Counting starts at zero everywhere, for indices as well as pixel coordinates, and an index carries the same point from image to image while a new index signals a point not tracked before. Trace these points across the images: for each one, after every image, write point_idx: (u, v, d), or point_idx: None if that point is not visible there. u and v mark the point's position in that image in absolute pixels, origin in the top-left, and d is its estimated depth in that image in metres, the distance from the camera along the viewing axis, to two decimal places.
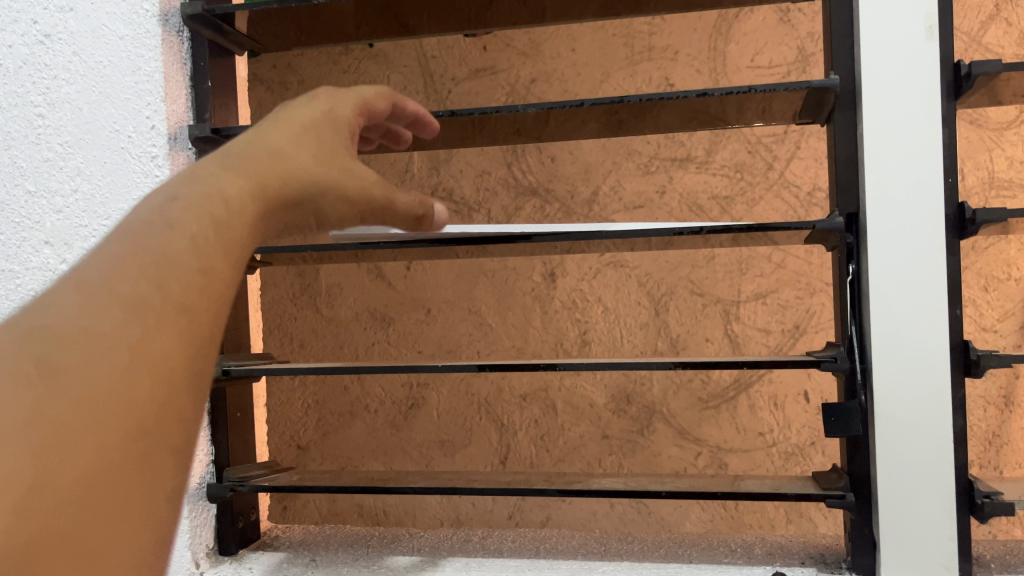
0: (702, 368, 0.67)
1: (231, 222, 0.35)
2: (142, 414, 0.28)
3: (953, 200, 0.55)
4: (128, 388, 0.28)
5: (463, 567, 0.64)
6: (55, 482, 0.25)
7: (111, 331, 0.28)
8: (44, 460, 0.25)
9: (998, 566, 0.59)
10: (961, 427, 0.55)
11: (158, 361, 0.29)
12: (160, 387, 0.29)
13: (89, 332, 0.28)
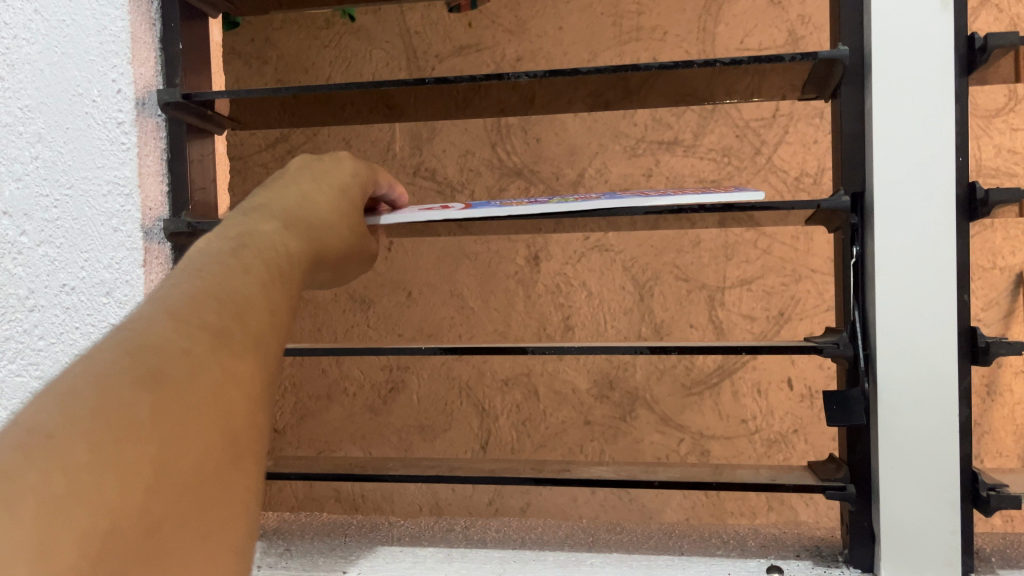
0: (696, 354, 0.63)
1: (254, 284, 0.35)
2: (205, 457, 0.28)
3: (964, 180, 0.53)
4: (190, 434, 0.28)
5: (445, 558, 0.61)
6: (136, 513, 0.25)
7: (170, 379, 0.28)
8: (163, 448, 0.26)
9: (999, 561, 0.57)
10: (966, 416, 0.53)
11: (218, 407, 0.29)
12: (222, 434, 0.29)
13: (152, 381, 0.27)
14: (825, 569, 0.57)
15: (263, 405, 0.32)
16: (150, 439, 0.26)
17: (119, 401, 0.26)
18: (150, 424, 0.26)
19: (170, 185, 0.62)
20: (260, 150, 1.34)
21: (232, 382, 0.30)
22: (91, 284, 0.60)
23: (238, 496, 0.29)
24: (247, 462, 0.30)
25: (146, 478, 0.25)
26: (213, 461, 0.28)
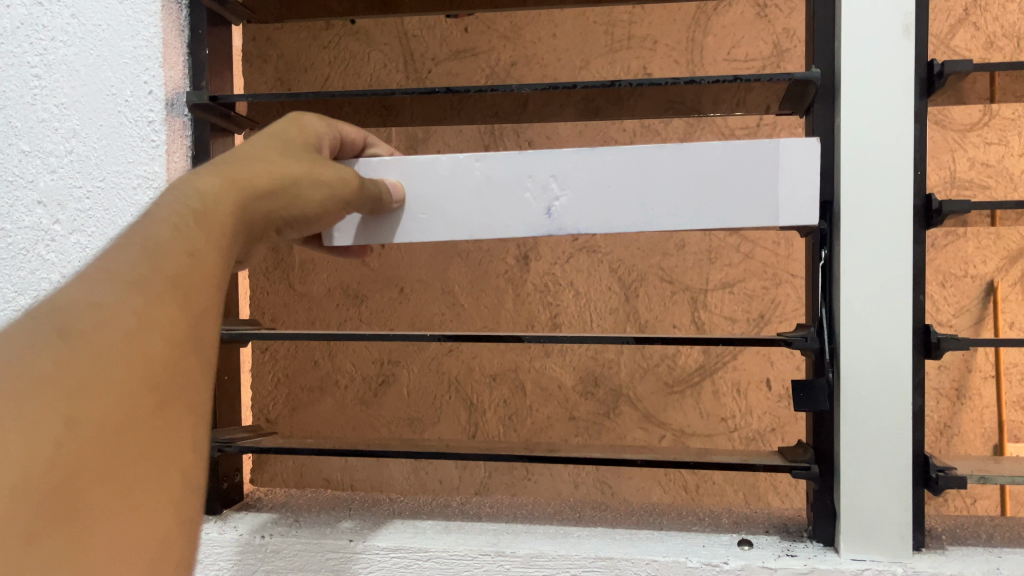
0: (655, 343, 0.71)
1: (178, 244, 0.40)
2: (118, 411, 0.33)
3: (922, 192, 0.59)
4: (96, 394, 0.32)
5: (443, 528, 0.67)
6: (44, 467, 0.30)
7: (76, 347, 0.33)
8: (74, 402, 0.32)
9: (949, 538, 0.63)
10: (921, 407, 0.59)
11: (128, 359, 0.34)
12: (139, 385, 0.34)
13: (59, 346, 0.33)
14: (791, 543, 0.63)
15: (183, 349, 0.37)
16: (54, 409, 0.31)
17: (26, 375, 0.31)
18: (51, 399, 0.31)
19: None
20: None
21: (144, 340, 0.35)
22: None
23: (161, 441, 0.34)
24: (171, 408, 0.35)
25: (52, 437, 0.31)
26: (129, 414, 0.33)
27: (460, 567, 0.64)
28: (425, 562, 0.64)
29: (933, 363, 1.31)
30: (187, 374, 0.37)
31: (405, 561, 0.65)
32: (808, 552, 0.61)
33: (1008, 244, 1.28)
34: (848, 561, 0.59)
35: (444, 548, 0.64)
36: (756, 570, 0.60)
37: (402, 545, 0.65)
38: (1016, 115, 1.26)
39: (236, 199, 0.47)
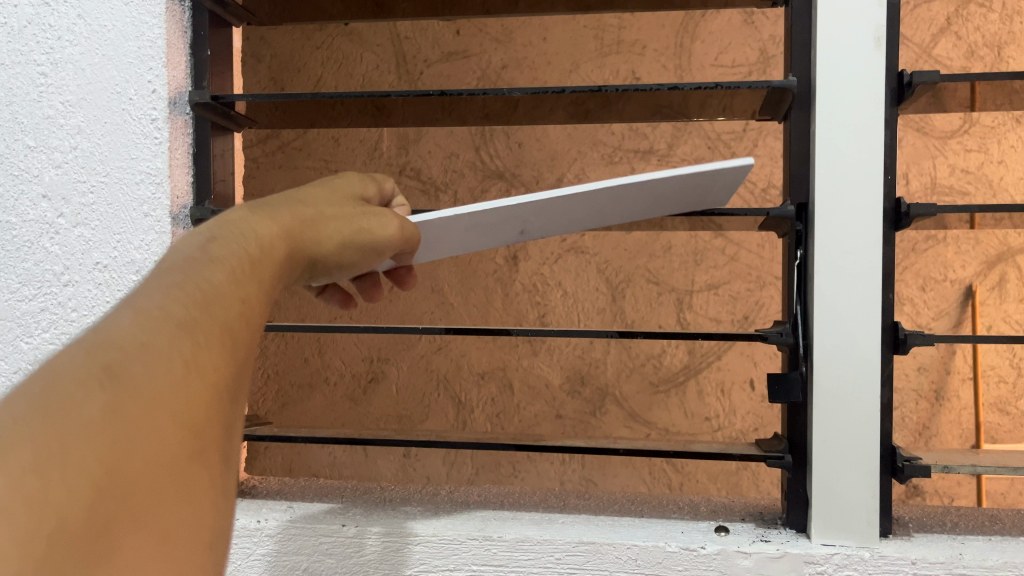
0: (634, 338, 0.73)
1: (258, 272, 0.39)
2: (163, 457, 0.27)
3: (891, 196, 0.64)
4: (151, 435, 0.27)
5: (431, 514, 0.71)
6: (79, 520, 0.24)
7: (117, 388, 0.27)
8: (111, 448, 0.26)
9: (915, 526, 0.67)
10: (887, 400, 0.64)
11: (178, 396, 0.29)
12: (183, 432, 0.28)
13: (103, 382, 0.27)
14: (766, 529, 0.67)
15: (216, 393, 0.31)
16: (183, 413, 0.29)
17: (85, 396, 0.26)
18: (173, 392, 0.29)
19: (195, 176, 0.71)
20: (251, 145, 1.41)
21: (191, 380, 0.30)
22: (122, 263, 0.70)
23: (178, 494, 0.28)
24: (193, 460, 0.29)
25: (95, 481, 0.25)
26: (163, 466, 0.27)
27: (448, 552, 0.67)
28: (414, 546, 0.68)
29: (912, 365, 1.34)
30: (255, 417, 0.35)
31: (397, 544, 0.68)
32: (781, 538, 0.65)
33: (986, 250, 1.32)
34: (818, 546, 0.64)
35: (432, 532, 0.67)
36: (730, 555, 0.64)
37: (394, 529, 0.68)
38: (994, 124, 1.30)
39: (285, 227, 0.44)
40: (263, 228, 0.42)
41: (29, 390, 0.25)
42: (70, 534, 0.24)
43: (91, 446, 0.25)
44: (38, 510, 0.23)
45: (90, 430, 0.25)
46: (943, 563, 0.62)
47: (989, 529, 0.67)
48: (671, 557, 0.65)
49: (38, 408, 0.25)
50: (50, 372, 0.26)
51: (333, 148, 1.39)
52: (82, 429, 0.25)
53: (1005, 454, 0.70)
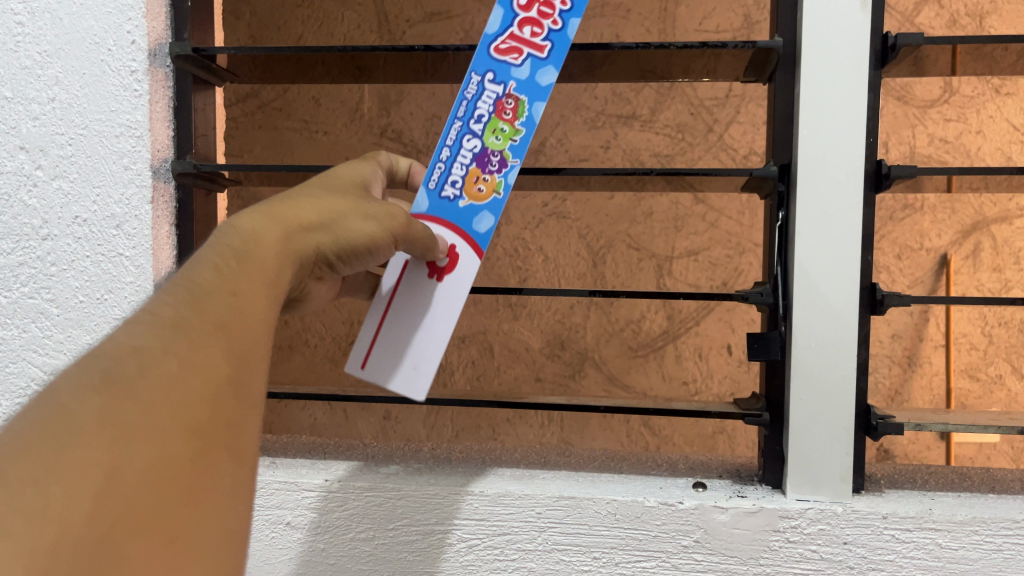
0: (608, 298, 0.75)
1: (250, 287, 0.46)
2: (160, 457, 0.35)
3: (872, 158, 0.66)
4: (148, 438, 0.35)
5: (413, 469, 0.76)
6: (90, 508, 0.32)
7: (113, 398, 0.36)
8: (114, 452, 0.34)
9: (886, 482, 0.71)
10: (864, 358, 0.67)
11: (168, 403, 0.37)
12: (178, 437, 0.37)
13: (99, 396, 0.36)
14: (742, 485, 0.71)
15: (206, 398, 0.39)
16: (166, 425, 0.36)
17: (86, 411, 0.35)
18: (156, 401, 0.37)
19: (176, 129, 0.72)
20: (230, 105, 1.40)
21: (179, 389, 0.38)
22: (102, 217, 0.71)
23: (182, 486, 0.36)
24: (191, 455, 0.37)
25: (102, 475, 0.33)
26: (162, 463, 0.35)
27: (431, 506, 0.72)
28: (396, 500, 0.72)
29: (886, 332, 1.37)
30: (252, 420, 0.42)
31: (380, 499, 0.73)
32: (757, 494, 0.69)
33: (962, 219, 1.33)
34: (794, 501, 0.68)
35: (413, 488, 0.72)
36: (707, 510, 0.68)
37: (378, 484, 0.72)
38: (974, 93, 1.30)
39: (277, 233, 0.51)
40: (247, 242, 0.48)
41: (36, 417, 0.34)
42: (76, 534, 0.31)
43: (89, 452, 0.33)
44: (43, 518, 0.31)
45: (91, 438, 0.34)
46: (913, 517, 0.66)
47: (956, 485, 0.71)
48: (650, 511, 0.69)
49: (41, 431, 0.33)
50: (55, 402, 0.35)
51: (313, 108, 1.37)
52: (78, 444, 0.33)
53: (975, 413, 0.72)
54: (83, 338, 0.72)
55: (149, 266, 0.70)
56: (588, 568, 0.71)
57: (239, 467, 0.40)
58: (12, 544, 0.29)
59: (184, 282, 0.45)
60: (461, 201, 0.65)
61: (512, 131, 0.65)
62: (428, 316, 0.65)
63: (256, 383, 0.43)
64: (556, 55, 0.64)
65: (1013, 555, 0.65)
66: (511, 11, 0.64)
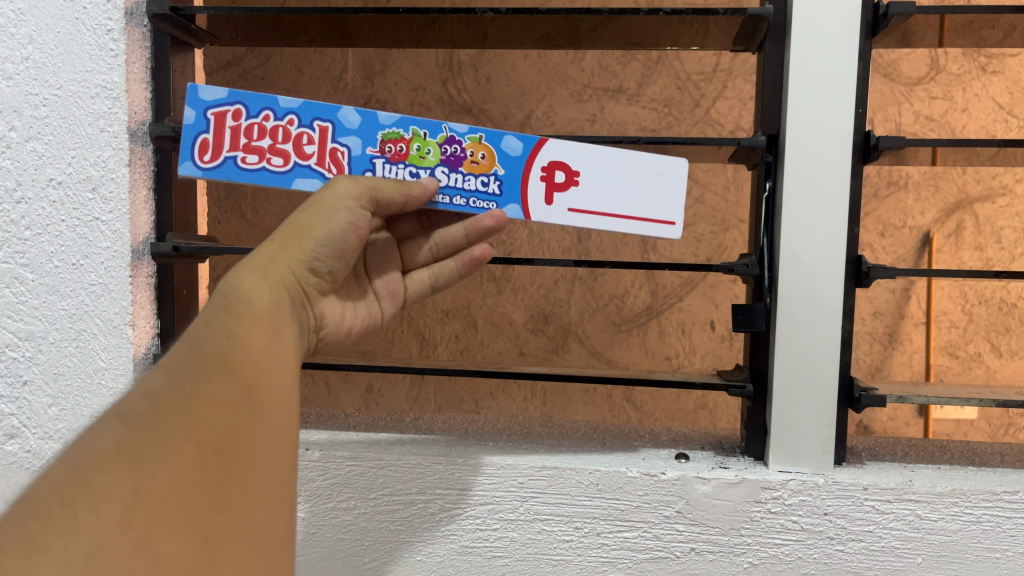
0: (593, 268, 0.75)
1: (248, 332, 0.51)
2: (179, 476, 0.40)
3: (861, 130, 0.65)
4: (167, 460, 0.40)
5: (396, 438, 0.75)
6: (121, 519, 0.36)
7: (131, 427, 0.40)
8: (138, 470, 0.38)
9: (867, 455, 0.72)
10: (849, 331, 0.67)
11: (182, 431, 0.41)
12: (193, 459, 0.41)
13: (119, 428, 0.40)
14: (724, 457, 0.71)
15: (214, 426, 0.44)
16: (182, 451, 0.41)
17: (109, 439, 0.39)
18: (172, 427, 0.41)
19: (154, 92, 0.72)
20: (211, 72, 1.37)
21: (192, 417, 0.42)
22: (77, 180, 0.70)
23: (199, 503, 0.40)
24: (206, 476, 0.42)
25: (129, 491, 0.37)
26: (180, 482, 0.40)
27: (413, 476, 0.72)
28: (378, 470, 0.72)
29: (868, 310, 1.37)
30: (260, 446, 0.47)
31: (361, 468, 0.73)
32: (739, 465, 0.70)
33: (946, 197, 1.33)
34: (775, 473, 0.68)
35: (395, 457, 0.72)
36: (690, 481, 0.68)
37: (360, 453, 0.73)
38: (961, 71, 1.29)
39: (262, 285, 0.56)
40: (234, 291, 0.55)
41: (66, 455, 0.37)
42: (111, 546, 0.35)
43: (117, 473, 0.37)
44: (77, 532, 0.34)
45: (117, 462, 0.38)
46: (893, 489, 0.66)
47: (936, 458, 0.71)
48: (631, 482, 0.69)
49: (72, 462, 0.37)
50: (80, 442, 0.38)
51: (295, 77, 1.35)
52: (107, 468, 0.37)
53: (957, 387, 0.72)
54: (60, 304, 0.72)
55: (127, 231, 0.70)
56: (570, 539, 0.71)
57: (247, 488, 0.45)
58: (54, 561, 0.32)
59: (186, 336, 0.50)
60: (500, 172, 0.65)
61: (417, 137, 0.65)
62: (603, 172, 0.64)
63: (261, 411, 0.48)
64: (325, 112, 0.65)
65: (992, 526, 0.66)
66: (296, 170, 0.65)
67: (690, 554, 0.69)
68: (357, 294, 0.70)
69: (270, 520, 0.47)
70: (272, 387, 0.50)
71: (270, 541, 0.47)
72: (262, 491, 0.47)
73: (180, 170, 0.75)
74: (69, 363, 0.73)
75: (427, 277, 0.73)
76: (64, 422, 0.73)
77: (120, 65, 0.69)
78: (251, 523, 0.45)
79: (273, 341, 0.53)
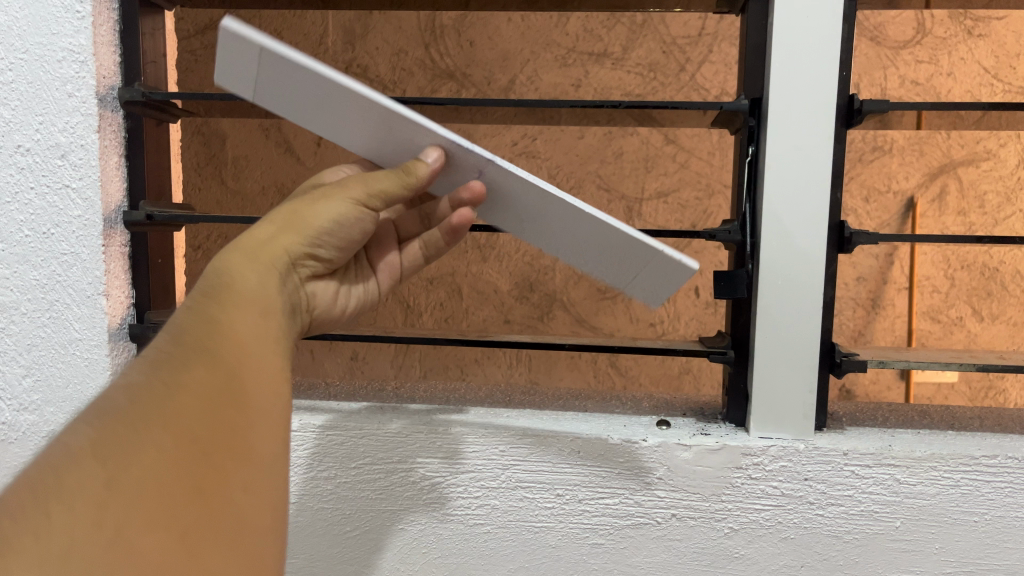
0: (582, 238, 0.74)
1: (233, 318, 0.51)
2: (160, 460, 0.39)
3: (845, 93, 0.64)
4: (146, 446, 0.39)
5: (377, 408, 0.75)
6: (94, 510, 0.35)
7: (106, 423, 0.40)
8: (112, 461, 0.38)
9: (848, 420, 0.72)
10: (831, 297, 0.67)
11: (162, 417, 0.41)
12: (175, 440, 0.40)
13: (97, 424, 0.40)
14: (705, 424, 0.72)
15: (199, 407, 0.43)
16: (161, 438, 0.40)
17: (85, 436, 0.39)
18: (151, 413, 0.41)
19: (123, 56, 0.70)
20: (189, 37, 1.34)
21: (174, 402, 0.42)
22: (45, 147, 0.69)
23: (187, 483, 0.39)
24: (195, 458, 0.41)
25: (103, 480, 0.37)
26: (163, 464, 0.39)
27: (395, 444, 0.72)
28: (359, 439, 0.72)
29: (852, 276, 1.38)
30: (254, 425, 0.46)
31: (340, 438, 0.73)
32: (720, 431, 0.70)
33: (930, 161, 1.32)
34: (756, 439, 0.68)
35: (375, 426, 0.72)
36: (671, 447, 0.68)
37: (341, 423, 0.73)
38: (947, 35, 1.28)
39: (249, 269, 0.55)
40: (220, 274, 0.54)
41: (42, 458, 0.38)
42: (84, 538, 0.34)
43: (90, 466, 0.37)
44: (47, 532, 0.34)
45: (91, 455, 0.38)
46: (873, 454, 0.66)
47: (917, 422, 0.72)
48: (613, 449, 0.69)
49: (46, 465, 0.37)
50: (60, 445, 0.39)
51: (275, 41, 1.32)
52: (79, 464, 0.37)
53: (938, 352, 0.72)
54: (32, 274, 0.71)
55: (99, 199, 0.69)
56: (551, 506, 0.71)
57: (244, 467, 0.43)
58: (24, 559, 0.32)
59: (171, 330, 0.50)
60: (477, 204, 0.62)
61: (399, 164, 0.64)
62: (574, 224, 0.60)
63: (252, 390, 0.47)
64: None
65: (970, 490, 0.66)
66: None
67: (671, 519, 0.69)
68: (353, 274, 0.70)
69: (273, 502, 0.46)
70: (261, 366, 0.49)
71: (273, 526, 0.45)
72: (262, 471, 0.45)
73: (153, 135, 0.73)
74: (43, 334, 0.72)
75: (417, 248, 0.74)
76: (40, 394, 0.73)
77: (86, 28, 0.67)
78: (251, 503, 0.43)
79: (260, 322, 0.53)
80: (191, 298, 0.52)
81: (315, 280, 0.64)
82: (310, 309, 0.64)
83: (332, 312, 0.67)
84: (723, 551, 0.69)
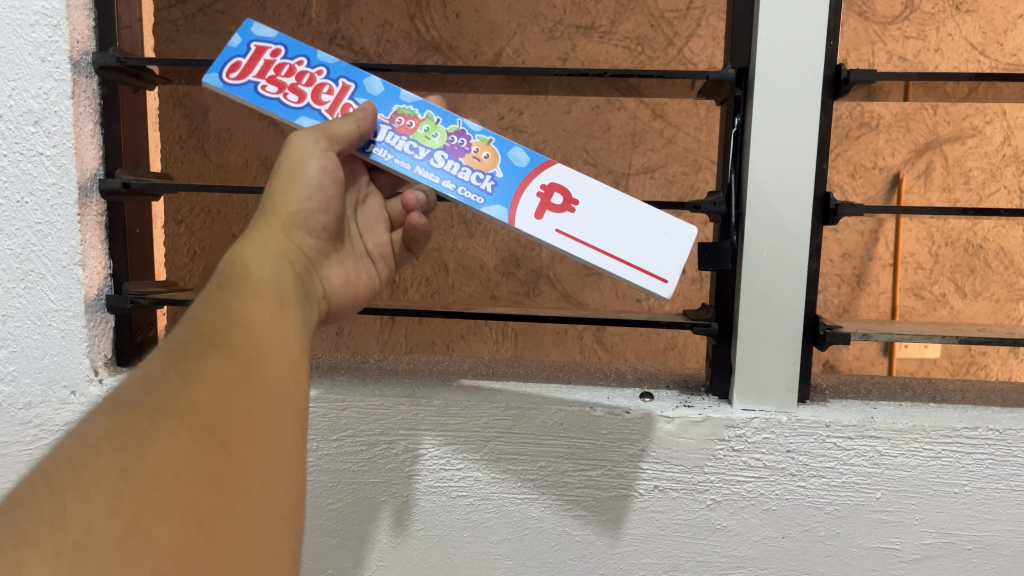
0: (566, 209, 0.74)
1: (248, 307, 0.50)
2: (175, 453, 0.39)
3: (832, 63, 0.64)
4: (160, 438, 0.39)
5: (359, 380, 0.75)
6: (109, 503, 0.35)
7: (122, 414, 0.40)
8: (127, 454, 0.37)
9: (830, 392, 0.73)
10: (815, 270, 0.66)
11: (177, 408, 0.41)
12: (190, 432, 0.40)
13: (113, 415, 0.40)
14: (689, 396, 0.72)
15: (214, 398, 0.42)
16: (176, 429, 0.40)
17: (102, 429, 0.39)
18: (165, 405, 0.40)
19: (97, 21, 0.69)
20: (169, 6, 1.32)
21: (188, 392, 0.42)
22: (19, 113, 0.68)
23: (203, 476, 0.39)
24: (212, 450, 0.40)
25: (117, 473, 0.36)
26: (179, 457, 0.38)
27: (377, 416, 0.72)
28: (342, 412, 0.72)
29: (837, 252, 1.38)
30: (272, 416, 0.45)
31: (324, 411, 0.73)
32: (703, 403, 0.70)
33: (917, 138, 1.32)
34: (739, 411, 0.68)
35: (358, 398, 0.72)
36: (654, 419, 0.68)
37: (327, 394, 0.72)
38: (935, 10, 1.27)
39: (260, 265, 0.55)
40: (235, 266, 0.55)
41: (59, 450, 0.38)
42: (99, 531, 0.34)
43: (104, 461, 0.37)
44: (63, 528, 0.34)
45: (107, 448, 0.37)
46: (855, 426, 0.67)
47: (899, 395, 0.72)
48: (596, 421, 0.69)
49: (64, 459, 0.37)
50: (75, 437, 0.39)
51: (258, 12, 1.30)
52: (93, 457, 0.37)
53: (923, 326, 0.72)
54: (5, 243, 0.69)
55: (73, 167, 0.68)
56: (535, 477, 0.71)
57: (262, 459, 0.43)
58: (39, 550, 0.33)
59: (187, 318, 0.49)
60: (497, 175, 0.62)
61: (429, 120, 0.65)
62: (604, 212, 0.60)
63: (269, 381, 0.46)
64: (352, 73, 0.66)
65: (951, 462, 0.67)
66: (305, 110, 0.64)
67: (653, 491, 0.70)
68: (357, 259, 0.71)
69: (291, 489, 0.45)
70: (279, 355, 0.49)
71: (294, 520, 0.45)
72: (281, 462, 0.44)
73: (129, 103, 0.72)
74: (18, 304, 0.70)
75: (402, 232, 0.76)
76: (16, 364, 0.72)
77: None
78: (268, 495, 0.42)
79: (278, 311, 0.52)
80: (209, 286, 0.52)
81: (329, 267, 0.66)
82: (327, 293, 0.65)
83: (351, 294, 0.68)
84: (706, 523, 0.70)
